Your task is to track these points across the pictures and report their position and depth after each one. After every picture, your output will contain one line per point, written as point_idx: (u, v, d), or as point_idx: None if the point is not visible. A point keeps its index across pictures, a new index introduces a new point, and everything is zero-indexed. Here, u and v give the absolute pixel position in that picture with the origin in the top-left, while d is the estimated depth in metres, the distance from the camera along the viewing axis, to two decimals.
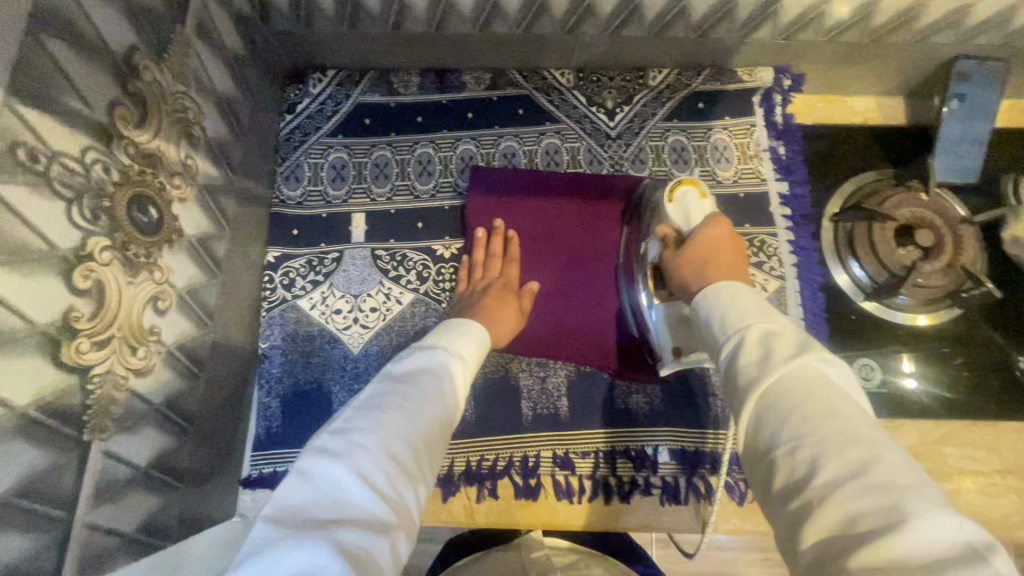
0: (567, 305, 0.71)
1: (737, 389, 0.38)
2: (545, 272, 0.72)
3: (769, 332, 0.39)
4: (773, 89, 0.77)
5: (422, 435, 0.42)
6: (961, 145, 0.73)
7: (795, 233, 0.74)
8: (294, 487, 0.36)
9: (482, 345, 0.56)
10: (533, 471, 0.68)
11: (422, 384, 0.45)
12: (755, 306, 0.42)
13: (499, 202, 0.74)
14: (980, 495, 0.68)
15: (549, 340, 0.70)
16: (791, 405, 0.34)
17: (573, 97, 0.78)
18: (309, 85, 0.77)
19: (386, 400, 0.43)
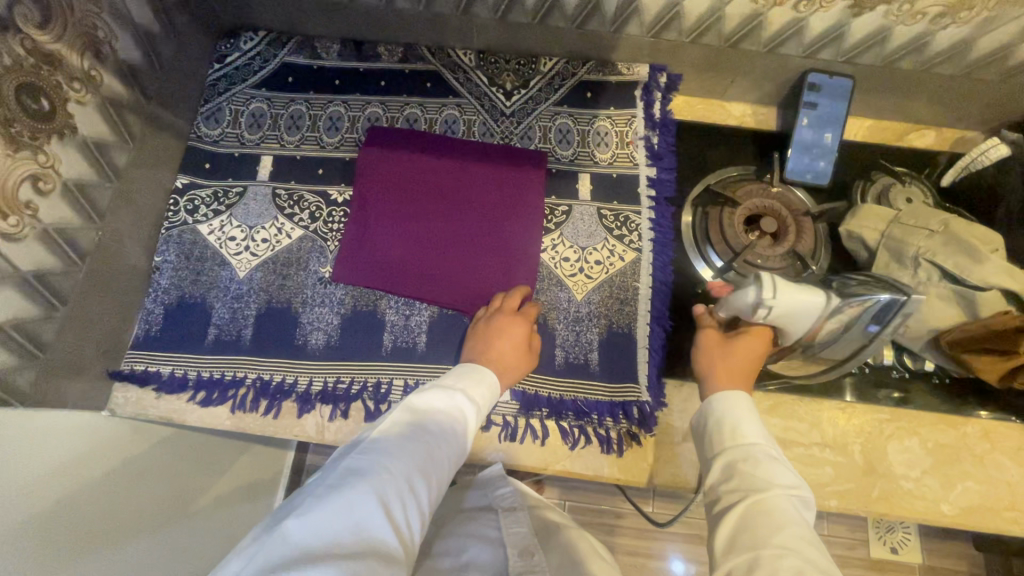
0: (442, 254, 0.79)
1: (743, 486, 0.52)
2: (423, 221, 0.80)
3: (769, 457, 0.54)
4: (652, 85, 0.85)
5: (431, 475, 0.52)
6: (811, 148, 0.82)
7: (658, 212, 0.81)
8: (327, 505, 0.46)
9: (492, 392, 0.64)
10: (385, 397, 0.73)
11: (434, 427, 0.56)
12: (759, 431, 0.56)
13: (394, 157, 0.82)
14: (798, 464, 0.72)
15: (417, 281, 0.77)
16: (784, 525, 0.47)
17: (475, 76, 0.87)
18: (240, 42, 0.87)
19: (402, 438, 0.53)
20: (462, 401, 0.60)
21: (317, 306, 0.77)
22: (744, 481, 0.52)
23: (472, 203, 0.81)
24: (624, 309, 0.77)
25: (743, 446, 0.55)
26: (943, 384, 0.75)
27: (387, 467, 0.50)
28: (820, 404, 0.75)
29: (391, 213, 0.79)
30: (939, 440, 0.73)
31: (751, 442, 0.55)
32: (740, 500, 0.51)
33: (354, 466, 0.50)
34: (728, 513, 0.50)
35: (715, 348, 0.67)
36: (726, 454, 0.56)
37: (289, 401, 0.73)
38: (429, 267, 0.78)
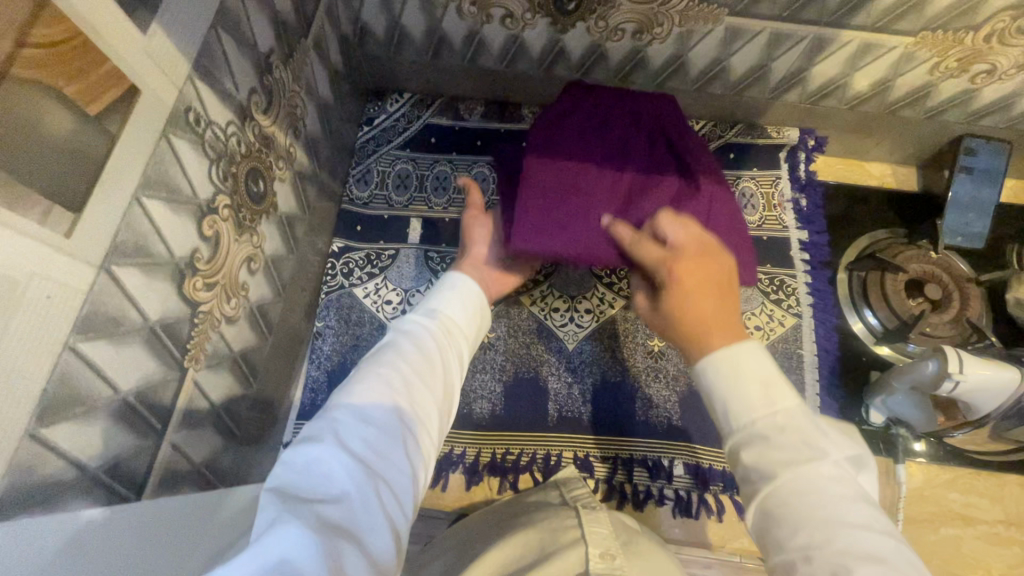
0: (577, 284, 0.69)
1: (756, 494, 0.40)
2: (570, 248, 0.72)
3: (775, 425, 0.40)
4: (798, 147, 0.86)
5: (413, 400, 0.43)
6: (969, 212, 0.80)
7: (812, 276, 0.81)
8: (286, 464, 0.37)
9: (478, 303, 0.57)
10: (555, 470, 0.71)
11: (409, 350, 0.47)
12: (761, 396, 0.41)
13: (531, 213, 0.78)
14: (982, 543, 0.70)
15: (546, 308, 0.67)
16: (810, 515, 0.36)
17: None
18: (387, 104, 0.88)
19: (372, 372, 0.44)
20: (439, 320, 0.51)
21: (478, 373, 0.76)
22: (759, 470, 0.40)
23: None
24: (790, 378, 0.76)
25: (746, 429, 0.41)
26: None
27: (352, 405, 0.41)
28: (1000, 478, 0.72)
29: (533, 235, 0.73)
30: None
31: (751, 421, 0.41)
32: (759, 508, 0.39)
33: (318, 422, 0.40)
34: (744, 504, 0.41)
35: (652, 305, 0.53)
36: (738, 438, 0.41)
37: (457, 473, 0.72)
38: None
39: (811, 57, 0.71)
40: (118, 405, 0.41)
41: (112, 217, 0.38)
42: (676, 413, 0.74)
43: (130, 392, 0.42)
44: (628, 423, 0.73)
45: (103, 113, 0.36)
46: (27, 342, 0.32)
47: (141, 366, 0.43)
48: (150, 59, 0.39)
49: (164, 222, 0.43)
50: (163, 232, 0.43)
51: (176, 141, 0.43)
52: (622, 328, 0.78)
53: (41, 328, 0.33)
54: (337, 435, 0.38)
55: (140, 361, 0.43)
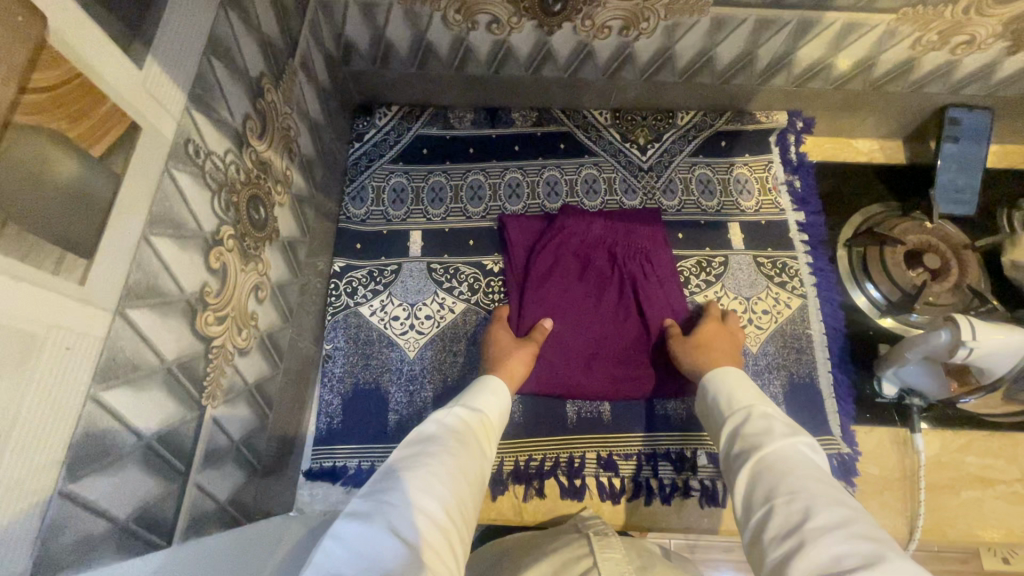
0: (579, 322, 0.76)
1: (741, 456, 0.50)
2: (571, 284, 0.78)
3: (767, 414, 0.52)
4: (787, 130, 0.87)
5: (449, 491, 0.46)
6: (957, 181, 0.82)
7: (813, 256, 0.82)
8: (335, 543, 0.38)
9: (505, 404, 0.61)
10: (579, 471, 0.71)
11: (445, 444, 0.51)
12: (753, 394, 0.56)
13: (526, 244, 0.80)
14: (1003, 503, 0.71)
15: (553, 360, 0.73)
16: (795, 469, 0.45)
17: (609, 134, 0.88)
18: (375, 119, 0.87)
19: (415, 462, 0.47)
20: (475, 413, 0.56)
21: None
22: (749, 443, 0.50)
23: (631, 260, 0.77)
24: (802, 358, 0.76)
25: (740, 411, 0.54)
26: None
27: (395, 492, 0.43)
28: (1012, 438, 0.74)
29: (537, 278, 0.77)
30: None
31: (744, 405, 0.54)
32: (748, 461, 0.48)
33: (365, 502, 0.43)
34: (741, 463, 0.49)
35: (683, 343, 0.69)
36: (739, 418, 0.54)
37: None
38: (569, 339, 0.75)
39: (795, 41, 0.72)
40: (142, 451, 0.40)
41: (122, 259, 0.36)
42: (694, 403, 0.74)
43: (153, 436, 0.41)
44: (648, 418, 0.73)
45: (106, 152, 0.35)
46: (48, 397, 0.31)
47: (160, 408, 0.42)
48: (147, 93, 0.38)
49: (173, 258, 0.42)
50: (172, 269, 0.42)
51: (178, 175, 0.42)
52: None
53: (61, 380, 0.32)
54: (387, 515, 0.41)
55: (160, 403, 0.42)
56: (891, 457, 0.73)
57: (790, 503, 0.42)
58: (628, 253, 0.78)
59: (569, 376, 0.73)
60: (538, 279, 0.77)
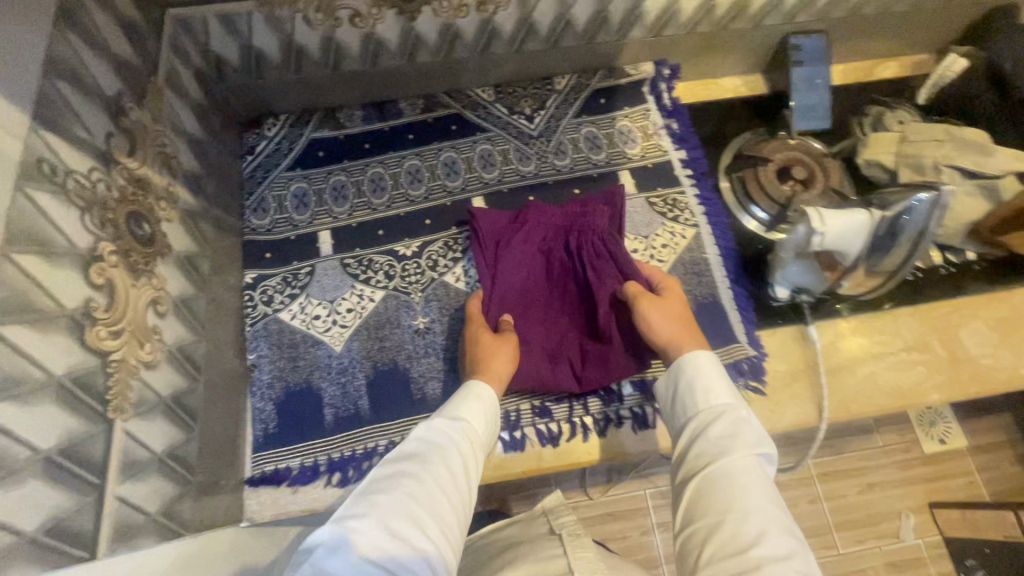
0: (542, 316, 0.79)
1: (706, 455, 0.55)
2: (531, 279, 0.80)
3: (741, 418, 0.57)
4: (657, 78, 0.93)
5: (426, 513, 0.51)
6: (812, 99, 0.91)
7: (699, 188, 0.88)
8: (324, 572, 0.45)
9: (492, 411, 0.65)
10: (516, 424, 0.75)
11: (426, 466, 0.55)
12: (731, 392, 0.59)
13: (495, 238, 0.81)
14: (893, 372, 0.79)
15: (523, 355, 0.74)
16: (749, 482, 0.51)
17: (495, 108, 0.92)
18: (265, 130, 0.88)
19: (393, 485, 0.52)
20: (459, 427, 0.60)
21: (422, 358, 0.78)
22: (707, 447, 0.56)
23: (586, 245, 0.78)
24: (703, 281, 0.82)
25: (716, 407, 0.58)
26: (984, 268, 0.85)
27: (371, 520, 0.49)
28: (892, 314, 0.82)
29: (500, 276, 0.78)
30: (998, 316, 0.83)
31: (720, 405, 0.58)
32: (703, 469, 0.54)
33: (347, 523, 0.49)
34: (699, 463, 0.55)
35: (655, 304, 0.69)
36: (712, 411, 0.58)
37: None
38: (537, 334, 0.77)
39: None
40: (41, 464, 0.40)
41: None
42: None
43: (50, 449, 0.41)
44: None
45: None
46: None
47: (55, 422, 0.42)
48: None
49: (43, 273, 0.42)
50: (44, 284, 0.42)
51: (34, 193, 0.43)
52: None
53: None
54: (363, 539, 0.47)
55: (54, 417, 0.42)
56: (794, 353, 0.80)
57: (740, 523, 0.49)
58: (583, 239, 0.79)
59: (543, 369, 0.74)
60: (500, 277, 0.78)
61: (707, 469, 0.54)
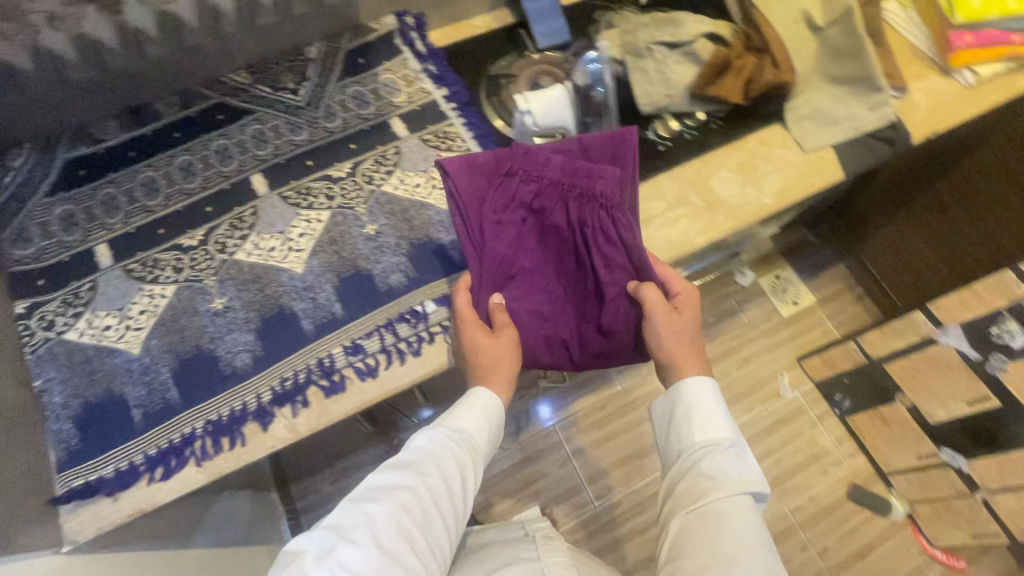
0: (549, 284, 0.85)
1: (683, 480, 0.70)
2: (545, 234, 0.86)
3: (732, 452, 0.71)
4: (404, 29, 1.00)
5: (415, 518, 0.61)
6: (546, 16, 1.00)
7: (465, 116, 0.95)
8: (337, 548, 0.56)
9: (492, 415, 0.75)
10: (333, 368, 0.77)
11: (429, 474, 0.66)
12: (727, 429, 0.72)
13: (496, 177, 0.83)
14: (662, 229, 0.90)
15: (529, 327, 0.83)
16: (724, 520, 0.64)
17: (256, 89, 0.94)
18: (10, 161, 0.85)
19: (397, 489, 0.63)
20: (461, 440, 0.71)
21: (227, 336, 0.78)
22: (698, 480, 0.69)
23: (589, 216, 0.82)
24: None
25: (699, 444, 0.71)
26: (717, 125, 0.97)
27: (379, 510, 0.60)
28: (655, 182, 0.93)
29: (489, 245, 0.81)
30: (737, 161, 0.96)
31: (720, 437, 0.71)
32: (694, 504, 0.67)
33: (353, 513, 0.60)
34: (686, 480, 0.70)
35: (668, 318, 0.78)
36: (689, 454, 0.72)
37: (248, 424, 0.74)
38: (535, 310, 0.84)
39: None
40: None
41: None
42: (409, 268, 0.83)
43: None
44: (376, 296, 0.81)
45: None
46: None
47: None
48: None
49: None
50: None
51: None
52: (340, 232, 0.86)
53: None
54: (363, 534, 0.58)
55: None
56: None
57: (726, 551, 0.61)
58: (586, 209, 0.83)
59: (558, 354, 0.87)
60: (501, 251, 0.82)
61: (693, 500, 0.67)
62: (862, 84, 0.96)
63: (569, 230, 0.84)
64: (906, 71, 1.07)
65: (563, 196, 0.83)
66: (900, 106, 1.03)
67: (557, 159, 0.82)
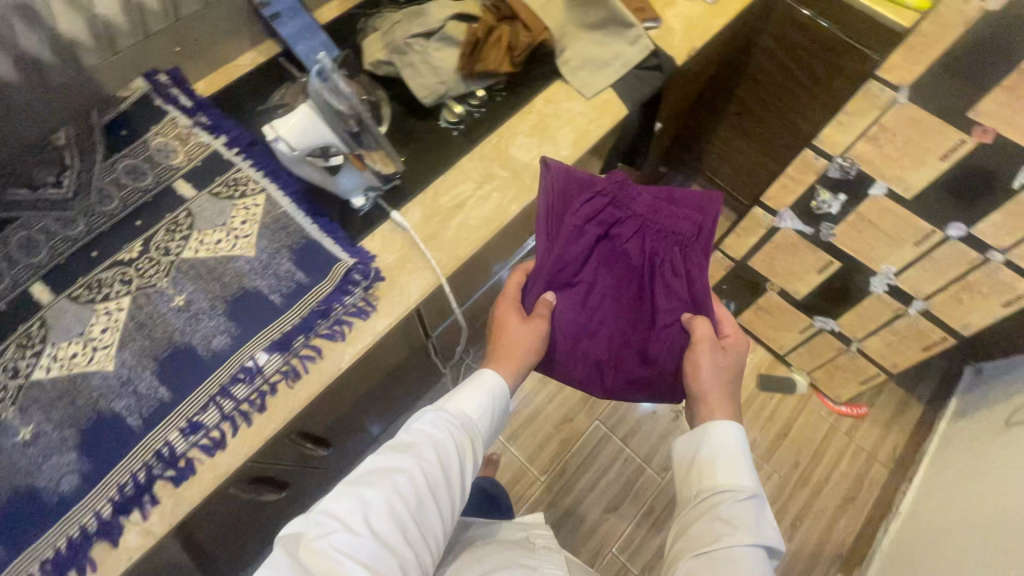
0: (603, 309, 1.04)
1: (704, 515, 0.82)
2: (612, 261, 1.02)
3: (750, 499, 0.81)
4: (160, 88, 0.95)
5: (409, 498, 0.74)
6: (304, 34, 0.99)
7: (251, 158, 0.93)
8: (336, 516, 0.69)
9: (496, 403, 0.91)
10: (175, 456, 0.73)
11: (425, 457, 0.78)
12: (751, 479, 0.84)
13: (581, 185, 0.99)
14: (476, 208, 0.93)
15: (567, 336, 1.04)
16: (734, 564, 0.74)
17: (9, 193, 0.84)
18: None
19: (392, 468, 0.76)
20: (457, 426, 0.85)
21: (45, 463, 0.71)
22: (717, 517, 0.81)
23: (659, 247, 1.00)
24: (289, 229, 0.87)
25: (728, 489, 0.83)
26: (502, 95, 1.01)
27: (377, 489, 0.73)
28: (458, 167, 0.96)
29: (564, 246, 0.99)
30: (528, 125, 1.01)
31: (735, 486, 0.83)
32: (707, 543, 0.77)
33: (354, 490, 0.72)
34: (704, 519, 0.81)
35: (707, 350, 0.95)
36: (714, 491, 0.84)
37: (95, 542, 0.70)
38: (580, 321, 1.04)
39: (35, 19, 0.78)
40: None
41: None
42: (231, 328, 0.80)
43: None
44: (200, 364, 0.77)
45: None
46: None
47: None
48: None
49: None
50: None
51: None
52: (148, 312, 0.80)
53: None
54: (361, 508, 0.70)
55: None
56: (395, 240, 0.89)
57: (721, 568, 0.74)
58: (656, 241, 1.01)
59: (587, 369, 1.07)
60: (569, 260, 0.99)
61: (701, 548, 0.77)
62: (613, 25, 1.04)
63: (634, 267, 1.02)
64: (656, 2, 1.17)
65: (615, 272, 1.03)
66: (659, 35, 1.13)
67: (645, 196, 0.99)
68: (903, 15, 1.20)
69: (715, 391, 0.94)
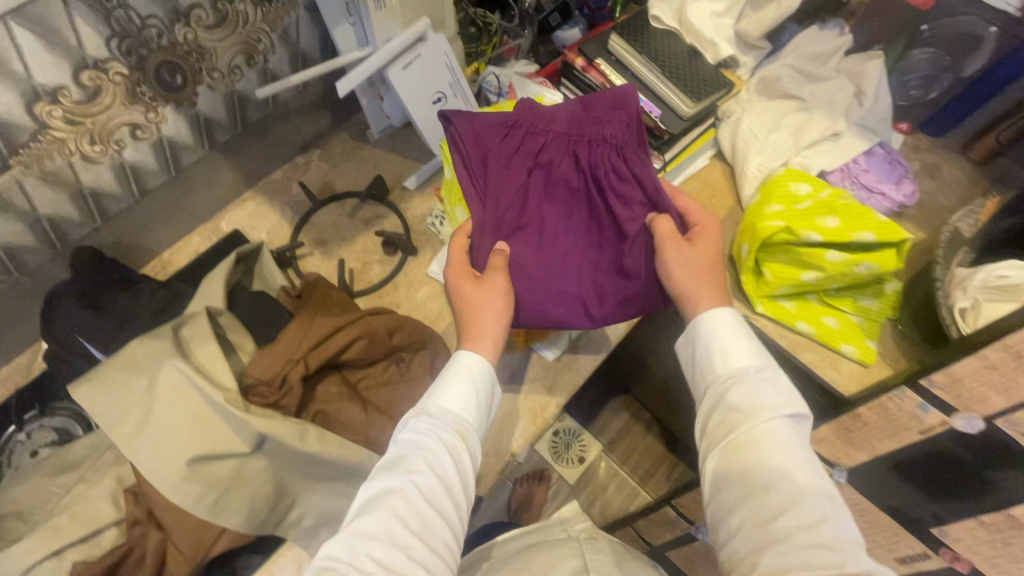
0: (564, 244, 0.70)
1: (716, 412, 0.56)
2: (552, 192, 0.70)
3: (769, 381, 0.56)
4: None
5: (412, 511, 0.51)
6: None
7: None
8: (337, 557, 0.48)
9: (483, 375, 0.60)
10: None
11: (416, 459, 0.53)
12: (755, 354, 0.58)
13: (500, 125, 0.71)
14: None
15: (525, 297, 0.67)
16: (777, 446, 0.51)
17: None
18: None
19: (388, 490, 0.52)
20: (446, 419, 0.57)
21: None
22: (733, 414, 0.54)
23: (598, 155, 0.69)
24: None
25: (738, 370, 0.57)
26: None
27: (379, 512, 0.50)
28: None
29: (494, 192, 0.68)
30: None
31: (755, 365, 0.57)
32: (725, 438, 0.54)
33: (359, 526, 0.50)
34: (717, 413, 0.56)
35: (676, 251, 0.64)
36: (725, 379, 0.57)
37: None
38: (544, 267, 0.68)
39: None
40: None
41: None
42: None
43: None
44: None
45: None
46: None
47: None
48: None
49: None
50: None
51: None
52: None
53: None
54: (364, 550, 0.48)
55: None
56: None
57: (769, 489, 0.50)
58: (593, 152, 0.70)
59: (561, 308, 0.68)
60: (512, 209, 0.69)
61: (728, 435, 0.54)
62: (363, 473, 0.66)
63: (555, 171, 0.70)
64: None
65: (545, 186, 0.70)
66: None
67: (565, 111, 0.72)
68: (840, 369, 0.82)
69: (707, 281, 0.64)
